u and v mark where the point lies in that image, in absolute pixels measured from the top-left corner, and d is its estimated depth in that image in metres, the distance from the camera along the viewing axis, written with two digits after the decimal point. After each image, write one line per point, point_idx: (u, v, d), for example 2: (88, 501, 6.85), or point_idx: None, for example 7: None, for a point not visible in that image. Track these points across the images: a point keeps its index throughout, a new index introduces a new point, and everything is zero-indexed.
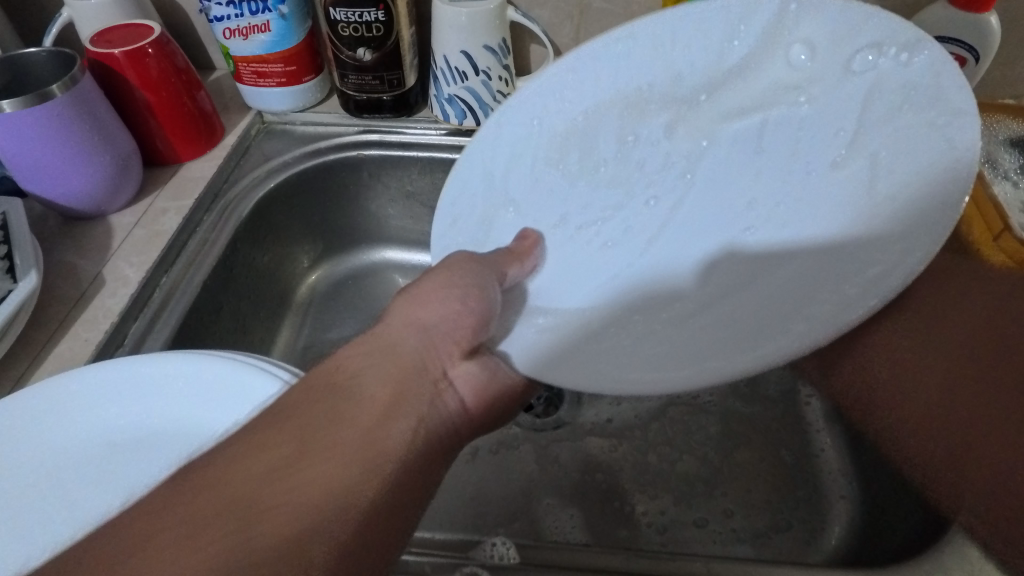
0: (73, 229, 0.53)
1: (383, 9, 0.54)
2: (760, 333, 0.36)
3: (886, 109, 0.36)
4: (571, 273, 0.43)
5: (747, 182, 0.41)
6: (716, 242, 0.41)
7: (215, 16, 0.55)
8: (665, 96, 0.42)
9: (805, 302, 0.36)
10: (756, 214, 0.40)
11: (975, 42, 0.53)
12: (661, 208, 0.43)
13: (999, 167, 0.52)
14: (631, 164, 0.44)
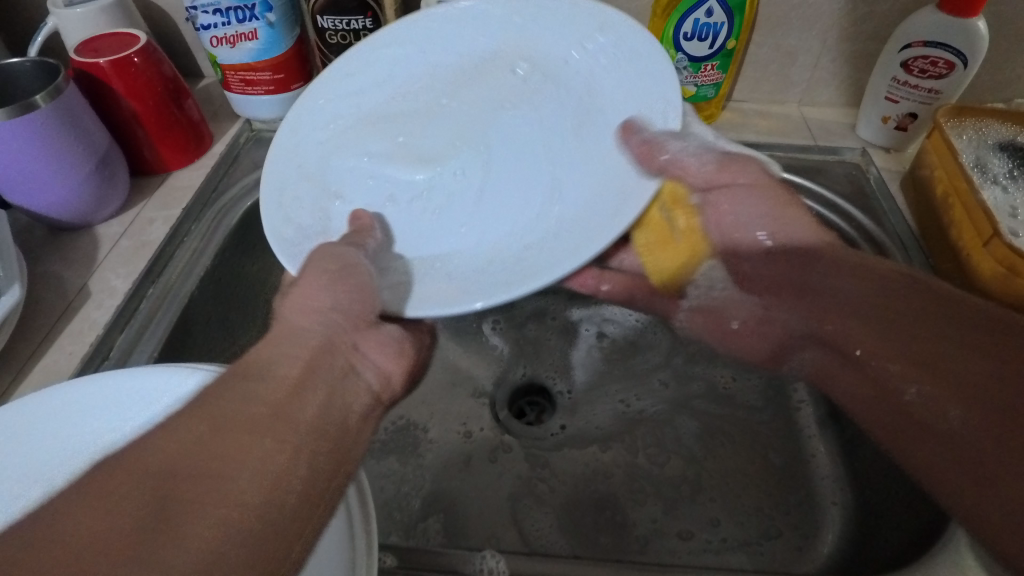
0: (59, 240, 0.53)
1: (371, 16, 0.54)
2: (583, 238, 0.41)
3: (626, 86, 0.45)
4: (466, 216, 0.47)
5: (534, 140, 0.48)
6: (531, 196, 0.46)
7: (202, 24, 0.55)
8: (466, 90, 0.52)
9: (599, 183, 0.44)
10: (549, 192, 0.45)
11: (964, 46, 0.53)
12: (491, 181, 0.48)
13: (988, 171, 0.52)
14: (458, 156, 0.50)
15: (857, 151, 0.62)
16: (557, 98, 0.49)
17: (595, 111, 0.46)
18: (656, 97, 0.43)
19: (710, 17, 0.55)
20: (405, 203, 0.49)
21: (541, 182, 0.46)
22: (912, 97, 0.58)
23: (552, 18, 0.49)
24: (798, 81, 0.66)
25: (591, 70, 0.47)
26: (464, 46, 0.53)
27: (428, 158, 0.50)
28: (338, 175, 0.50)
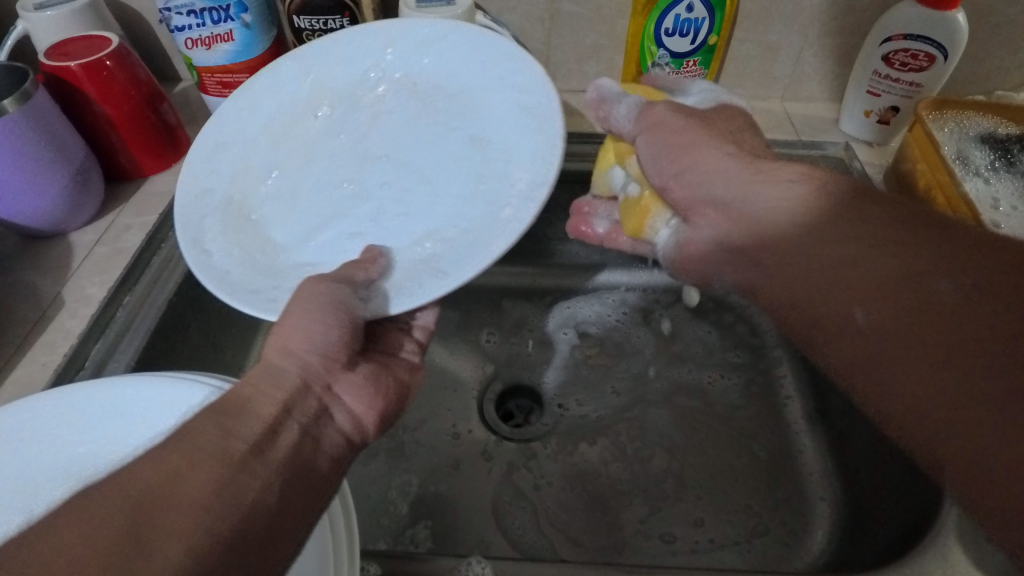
0: (32, 249, 0.51)
1: (348, 16, 0.53)
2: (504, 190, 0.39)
3: (490, 88, 0.44)
4: (386, 209, 0.43)
5: (435, 148, 0.44)
6: (458, 174, 0.42)
7: (176, 26, 0.54)
8: (339, 119, 0.48)
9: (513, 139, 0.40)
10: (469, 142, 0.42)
11: (944, 40, 0.53)
12: (412, 160, 0.44)
13: (970, 164, 0.52)
14: (349, 200, 0.45)
15: (839, 146, 0.62)
16: (433, 111, 0.46)
17: (475, 142, 0.43)
18: (533, 133, 0.40)
19: (691, 13, 0.54)
20: (341, 238, 0.43)
21: (439, 204, 0.42)
22: (893, 90, 0.58)
23: (405, 35, 0.48)
24: (780, 76, 0.66)
25: (456, 86, 0.46)
26: (305, 100, 0.49)
27: (327, 204, 0.45)
28: (220, 241, 0.43)
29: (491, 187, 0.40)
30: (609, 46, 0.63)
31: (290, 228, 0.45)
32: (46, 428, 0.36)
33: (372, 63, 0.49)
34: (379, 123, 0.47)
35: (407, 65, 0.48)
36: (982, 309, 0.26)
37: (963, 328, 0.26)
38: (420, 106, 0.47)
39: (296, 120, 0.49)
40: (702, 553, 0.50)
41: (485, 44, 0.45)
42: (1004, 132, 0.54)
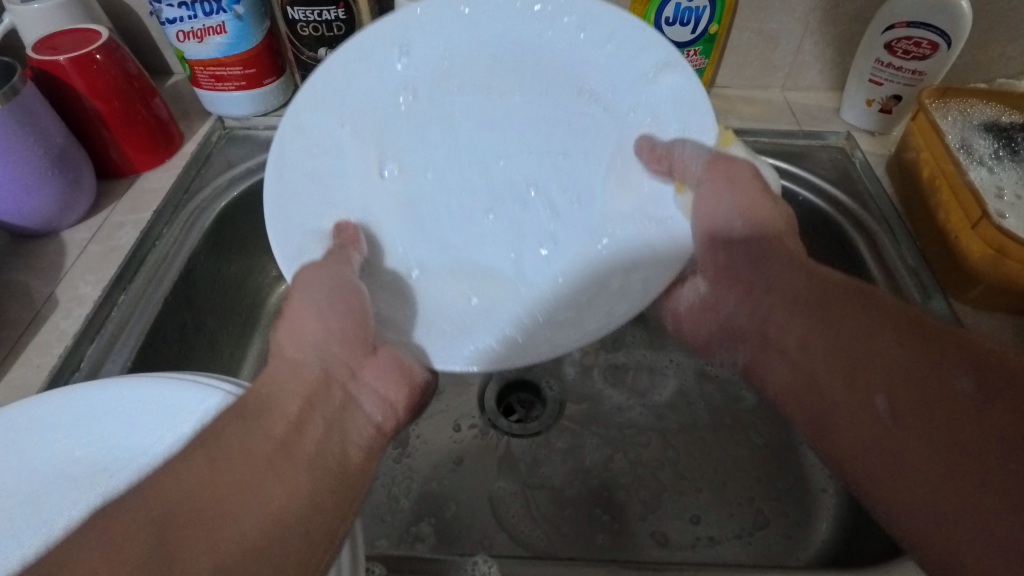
0: (23, 248, 0.50)
1: (343, 7, 0.52)
2: (649, 255, 0.45)
3: (596, 57, 0.44)
4: (527, 213, 0.47)
5: (551, 112, 0.46)
6: (587, 168, 0.46)
7: (167, 19, 0.52)
8: (408, 144, 0.46)
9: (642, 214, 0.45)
10: (600, 112, 0.45)
11: (948, 27, 0.52)
12: (535, 156, 0.47)
13: (974, 153, 0.52)
14: (513, 217, 0.47)
15: (841, 135, 0.62)
16: (563, 62, 0.44)
17: (593, 98, 0.45)
18: (636, 62, 0.43)
19: (692, 2, 0.54)
20: (534, 247, 0.47)
21: (591, 167, 0.46)
22: (896, 78, 0.57)
23: (424, 37, 0.44)
24: (780, 65, 0.65)
25: (597, 81, 0.44)
26: (361, 161, 0.46)
27: (451, 203, 0.48)
28: (467, 323, 0.45)
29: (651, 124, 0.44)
30: None
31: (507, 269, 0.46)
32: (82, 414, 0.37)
33: (401, 77, 0.45)
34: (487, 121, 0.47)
35: (440, 71, 0.45)
36: (980, 430, 0.26)
37: (960, 424, 0.27)
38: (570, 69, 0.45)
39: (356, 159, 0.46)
40: (708, 548, 0.49)
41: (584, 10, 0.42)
42: (1007, 121, 0.53)
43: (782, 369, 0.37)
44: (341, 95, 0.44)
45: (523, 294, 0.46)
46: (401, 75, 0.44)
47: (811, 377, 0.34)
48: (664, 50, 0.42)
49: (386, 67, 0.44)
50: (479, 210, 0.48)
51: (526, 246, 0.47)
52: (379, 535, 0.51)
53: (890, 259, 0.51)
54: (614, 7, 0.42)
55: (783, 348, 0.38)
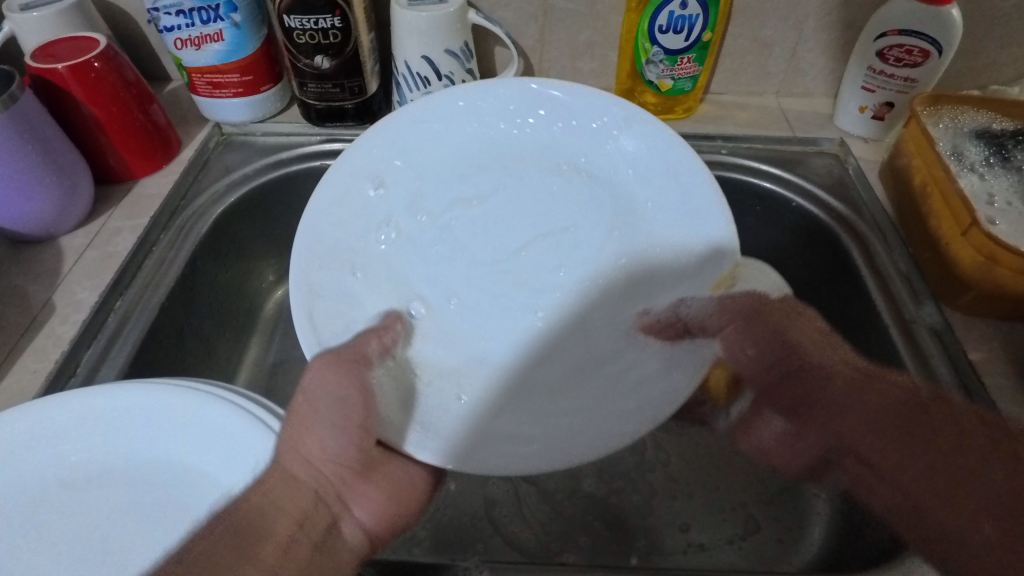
0: (22, 254, 0.51)
1: (339, 15, 0.52)
2: (677, 280, 0.45)
3: (566, 128, 0.48)
4: (544, 289, 0.48)
5: (548, 221, 0.49)
6: (590, 215, 0.49)
7: (165, 26, 0.53)
8: (405, 259, 0.49)
9: (664, 266, 0.46)
10: (582, 176, 0.49)
11: (939, 35, 0.53)
12: (532, 234, 0.49)
13: (965, 160, 0.52)
14: (554, 300, 0.47)
15: (835, 141, 0.62)
16: (539, 188, 0.50)
17: (577, 168, 0.49)
18: (599, 117, 0.47)
19: (685, 10, 0.54)
20: (548, 328, 0.47)
21: (590, 227, 0.48)
22: (888, 86, 0.58)
23: (393, 165, 0.49)
24: (774, 72, 0.65)
25: (554, 135, 0.49)
26: (383, 304, 0.47)
27: (490, 297, 0.48)
28: (523, 436, 0.41)
29: (661, 172, 0.46)
30: (603, 43, 0.63)
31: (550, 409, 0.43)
32: (83, 425, 0.37)
33: (380, 207, 0.49)
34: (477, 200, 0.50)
35: (417, 181, 0.50)
36: (985, 458, 0.33)
37: (978, 492, 0.33)
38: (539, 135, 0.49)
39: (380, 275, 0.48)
40: (700, 555, 0.50)
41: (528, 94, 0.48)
42: (999, 128, 0.54)
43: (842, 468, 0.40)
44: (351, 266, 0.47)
45: (497, 375, 0.45)
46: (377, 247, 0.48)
47: (843, 444, 0.39)
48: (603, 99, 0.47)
49: (367, 231, 0.48)
50: (522, 322, 0.47)
51: (567, 325, 0.47)
52: None
53: (882, 266, 0.52)
54: (536, 80, 0.47)
55: (869, 462, 0.38)
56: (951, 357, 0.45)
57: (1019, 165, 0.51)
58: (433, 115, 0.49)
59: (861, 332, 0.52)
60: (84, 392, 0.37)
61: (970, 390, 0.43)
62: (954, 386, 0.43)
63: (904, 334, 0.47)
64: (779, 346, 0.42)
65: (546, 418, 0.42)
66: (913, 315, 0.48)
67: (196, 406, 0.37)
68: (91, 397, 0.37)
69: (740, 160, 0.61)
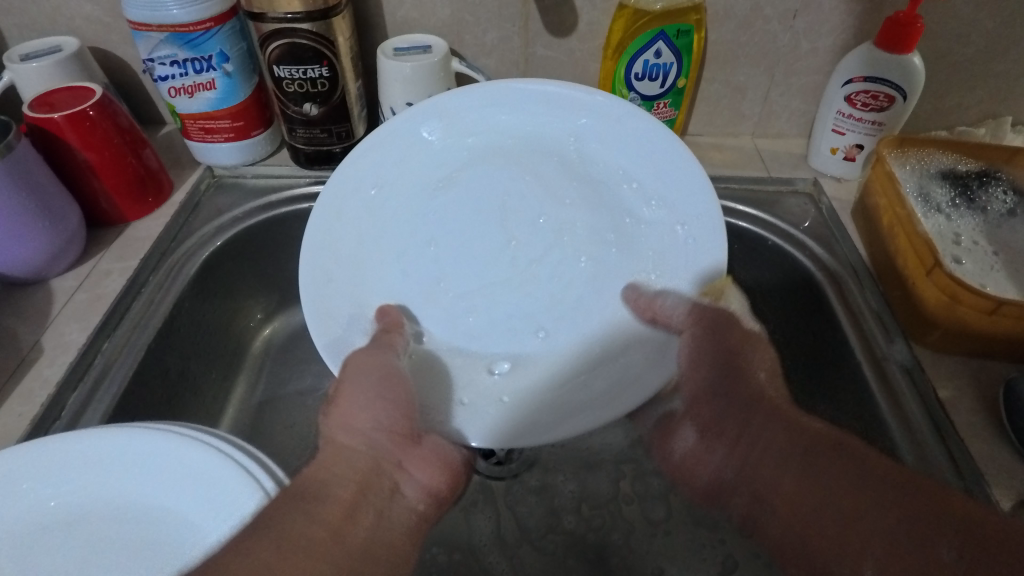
0: (13, 296, 0.52)
1: (327, 65, 0.54)
2: (544, 118, 0.49)
3: (394, 166, 0.51)
4: (547, 226, 0.51)
5: (492, 196, 0.51)
6: (497, 180, 0.51)
7: (160, 76, 0.55)
8: (472, 335, 0.50)
9: (537, 143, 0.50)
10: (454, 173, 0.51)
11: (902, 81, 0.55)
12: (493, 235, 0.51)
13: (932, 201, 0.54)
14: (568, 240, 0.50)
15: (808, 180, 0.64)
16: (454, 200, 0.51)
17: (440, 186, 0.51)
18: (399, 138, 0.50)
19: (659, 58, 0.57)
20: (607, 254, 0.50)
21: (518, 195, 0.51)
22: (856, 129, 0.60)
23: (348, 318, 0.49)
24: (749, 114, 0.68)
25: (395, 187, 0.51)
26: (479, 373, 0.49)
27: (551, 273, 0.50)
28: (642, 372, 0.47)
29: (492, 110, 0.50)
30: (582, 88, 0.65)
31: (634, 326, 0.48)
32: (73, 463, 0.37)
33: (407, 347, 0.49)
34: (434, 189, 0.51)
35: (355, 307, 0.49)
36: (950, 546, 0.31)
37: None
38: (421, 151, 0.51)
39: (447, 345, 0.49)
40: None
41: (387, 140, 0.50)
42: (964, 169, 0.55)
43: (773, 524, 0.40)
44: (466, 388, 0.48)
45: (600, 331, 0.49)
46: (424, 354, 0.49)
47: (759, 488, 0.41)
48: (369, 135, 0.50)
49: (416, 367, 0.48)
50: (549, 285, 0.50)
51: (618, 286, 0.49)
52: None
53: (854, 303, 0.53)
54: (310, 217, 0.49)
55: (767, 502, 0.40)
56: (921, 396, 0.46)
57: (984, 206, 0.53)
58: (320, 254, 0.49)
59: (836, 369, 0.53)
60: (119, 431, 0.38)
61: (939, 427, 0.43)
62: (924, 424, 0.44)
63: (876, 372, 0.48)
64: (735, 420, 0.44)
65: (601, 394, 0.47)
66: (885, 352, 0.49)
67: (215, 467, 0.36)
68: (122, 437, 0.38)
69: (716, 199, 0.63)
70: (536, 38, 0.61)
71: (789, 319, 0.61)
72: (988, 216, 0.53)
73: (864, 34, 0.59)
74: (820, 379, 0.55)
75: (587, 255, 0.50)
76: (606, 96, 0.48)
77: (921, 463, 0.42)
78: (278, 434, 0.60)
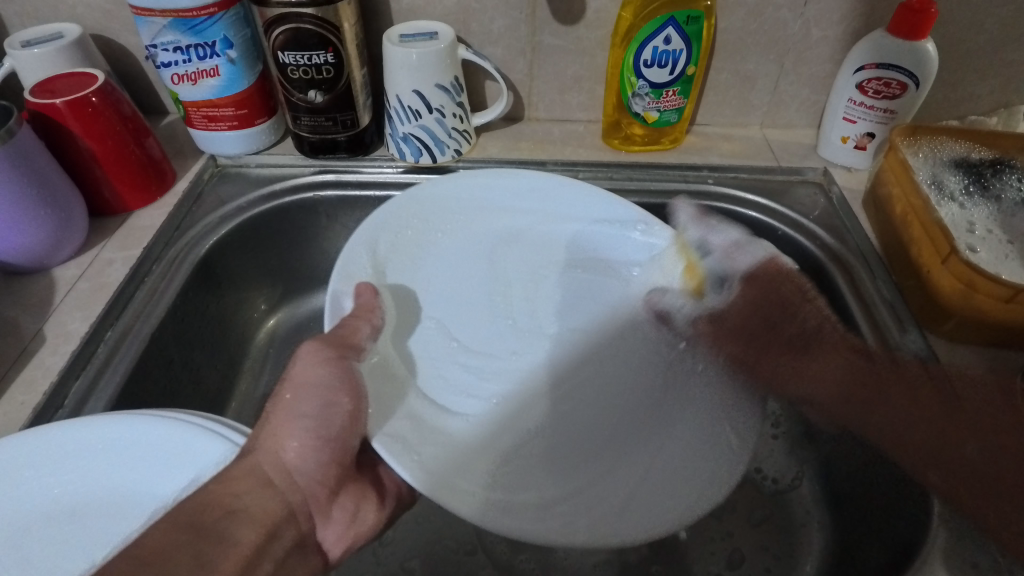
0: (13, 285, 0.51)
1: (332, 51, 0.54)
2: (448, 214, 0.57)
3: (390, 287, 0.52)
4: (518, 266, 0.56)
5: (481, 272, 0.55)
6: (461, 262, 0.56)
7: (163, 62, 0.54)
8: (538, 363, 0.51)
9: (449, 227, 0.56)
10: (432, 273, 0.55)
11: (915, 69, 0.54)
12: (477, 304, 0.54)
13: (945, 189, 0.53)
14: (533, 275, 0.56)
15: (818, 171, 0.63)
16: (446, 280, 0.54)
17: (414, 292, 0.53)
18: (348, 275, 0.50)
19: (669, 45, 0.56)
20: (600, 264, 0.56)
21: (471, 276, 0.55)
22: (868, 117, 0.59)
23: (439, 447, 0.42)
24: (758, 104, 0.67)
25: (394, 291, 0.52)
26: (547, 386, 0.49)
27: (544, 288, 0.55)
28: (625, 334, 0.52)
29: (444, 206, 0.57)
30: (590, 77, 0.64)
31: (656, 355, 0.51)
32: (72, 458, 0.37)
33: (476, 396, 0.48)
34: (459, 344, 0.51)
35: (427, 380, 0.48)
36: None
37: None
38: (423, 224, 0.56)
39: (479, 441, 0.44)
40: None
41: (382, 227, 0.54)
42: (977, 157, 0.55)
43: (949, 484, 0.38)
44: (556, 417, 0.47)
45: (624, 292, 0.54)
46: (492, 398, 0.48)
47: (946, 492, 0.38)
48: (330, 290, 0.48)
49: (484, 405, 0.47)
50: (553, 336, 0.53)
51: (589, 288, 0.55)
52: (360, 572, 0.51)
53: (867, 293, 0.52)
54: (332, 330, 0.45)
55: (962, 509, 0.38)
56: None
57: (998, 195, 0.52)
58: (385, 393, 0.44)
59: None
60: (175, 428, 0.37)
61: None
62: None
63: None
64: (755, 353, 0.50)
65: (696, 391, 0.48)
66: (899, 342, 0.48)
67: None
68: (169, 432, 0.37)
69: (726, 190, 0.62)
70: (543, 26, 0.60)
71: None
72: (1002, 205, 0.52)
73: (875, 22, 0.59)
74: None
75: (557, 271, 0.56)
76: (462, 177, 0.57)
77: None
78: None
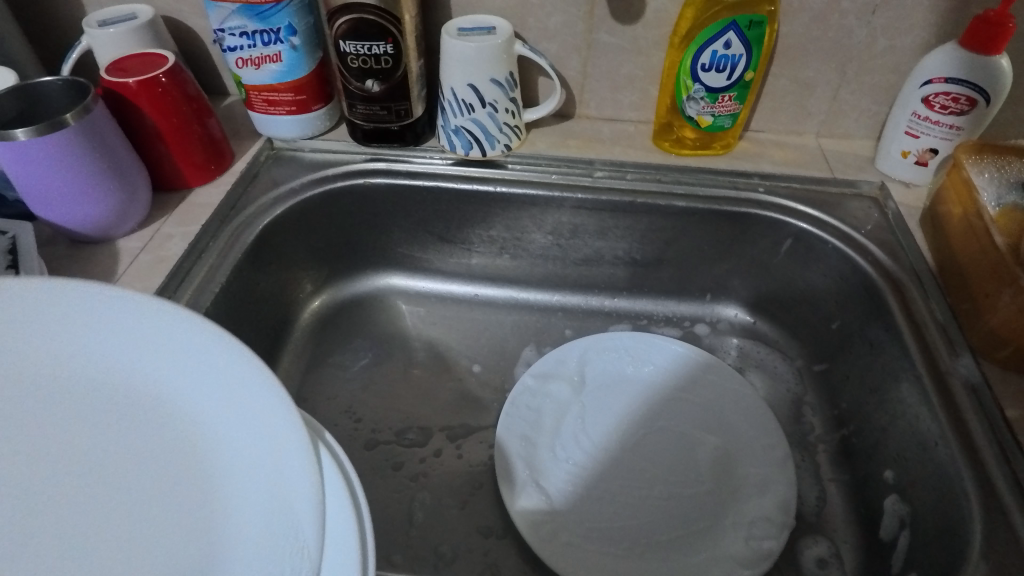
0: (80, 253, 0.54)
1: (391, 42, 0.55)
2: (649, 357, 0.60)
3: (567, 374, 0.59)
4: (659, 393, 0.58)
5: (633, 391, 0.58)
6: (631, 377, 0.59)
7: (228, 46, 0.56)
8: (618, 480, 0.53)
9: (641, 353, 0.60)
10: (605, 377, 0.59)
11: (986, 84, 0.52)
12: (622, 417, 0.56)
13: (1011, 211, 0.50)
14: (645, 396, 0.58)
15: (874, 184, 0.62)
16: (610, 385, 0.58)
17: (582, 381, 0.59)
18: (554, 391, 0.58)
19: (727, 49, 0.55)
20: (638, 351, 0.61)
21: (631, 385, 0.58)
22: (931, 132, 0.57)
23: (518, 502, 0.51)
24: (815, 112, 0.65)
25: (591, 375, 0.59)
26: (618, 506, 0.51)
27: (661, 439, 0.55)
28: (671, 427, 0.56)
29: (624, 359, 0.60)
30: (644, 77, 0.64)
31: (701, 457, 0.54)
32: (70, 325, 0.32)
33: (560, 478, 0.53)
34: (582, 432, 0.55)
35: (540, 446, 0.55)
36: None
37: None
38: (613, 372, 0.59)
39: (593, 501, 0.52)
40: None
41: (561, 360, 0.60)
42: None
43: None
44: (615, 525, 0.50)
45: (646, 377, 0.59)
46: (578, 485, 0.52)
47: None
48: (531, 372, 0.59)
49: (566, 491, 0.52)
50: (633, 455, 0.54)
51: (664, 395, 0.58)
52: (390, 553, 0.52)
53: (919, 314, 0.51)
54: (505, 415, 0.56)
55: None
56: (987, 415, 0.44)
57: None
58: (510, 448, 0.54)
59: (892, 381, 0.51)
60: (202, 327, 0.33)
61: (1005, 448, 0.42)
62: (986, 443, 0.42)
63: (937, 384, 0.46)
64: None
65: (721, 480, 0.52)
66: (949, 366, 0.47)
67: (293, 460, 0.29)
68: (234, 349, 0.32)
69: (776, 199, 0.61)
70: (600, 24, 0.60)
71: (844, 321, 0.59)
72: None
73: (947, 34, 0.57)
74: (876, 389, 0.53)
75: (629, 372, 0.59)
76: (626, 338, 0.61)
77: (983, 482, 0.41)
78: (322, 406, 0.61)
